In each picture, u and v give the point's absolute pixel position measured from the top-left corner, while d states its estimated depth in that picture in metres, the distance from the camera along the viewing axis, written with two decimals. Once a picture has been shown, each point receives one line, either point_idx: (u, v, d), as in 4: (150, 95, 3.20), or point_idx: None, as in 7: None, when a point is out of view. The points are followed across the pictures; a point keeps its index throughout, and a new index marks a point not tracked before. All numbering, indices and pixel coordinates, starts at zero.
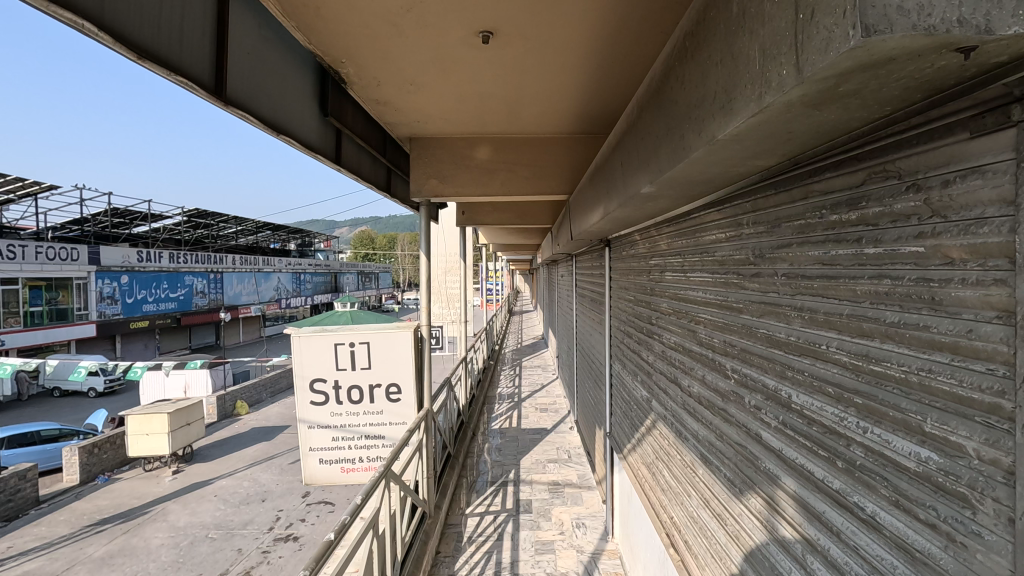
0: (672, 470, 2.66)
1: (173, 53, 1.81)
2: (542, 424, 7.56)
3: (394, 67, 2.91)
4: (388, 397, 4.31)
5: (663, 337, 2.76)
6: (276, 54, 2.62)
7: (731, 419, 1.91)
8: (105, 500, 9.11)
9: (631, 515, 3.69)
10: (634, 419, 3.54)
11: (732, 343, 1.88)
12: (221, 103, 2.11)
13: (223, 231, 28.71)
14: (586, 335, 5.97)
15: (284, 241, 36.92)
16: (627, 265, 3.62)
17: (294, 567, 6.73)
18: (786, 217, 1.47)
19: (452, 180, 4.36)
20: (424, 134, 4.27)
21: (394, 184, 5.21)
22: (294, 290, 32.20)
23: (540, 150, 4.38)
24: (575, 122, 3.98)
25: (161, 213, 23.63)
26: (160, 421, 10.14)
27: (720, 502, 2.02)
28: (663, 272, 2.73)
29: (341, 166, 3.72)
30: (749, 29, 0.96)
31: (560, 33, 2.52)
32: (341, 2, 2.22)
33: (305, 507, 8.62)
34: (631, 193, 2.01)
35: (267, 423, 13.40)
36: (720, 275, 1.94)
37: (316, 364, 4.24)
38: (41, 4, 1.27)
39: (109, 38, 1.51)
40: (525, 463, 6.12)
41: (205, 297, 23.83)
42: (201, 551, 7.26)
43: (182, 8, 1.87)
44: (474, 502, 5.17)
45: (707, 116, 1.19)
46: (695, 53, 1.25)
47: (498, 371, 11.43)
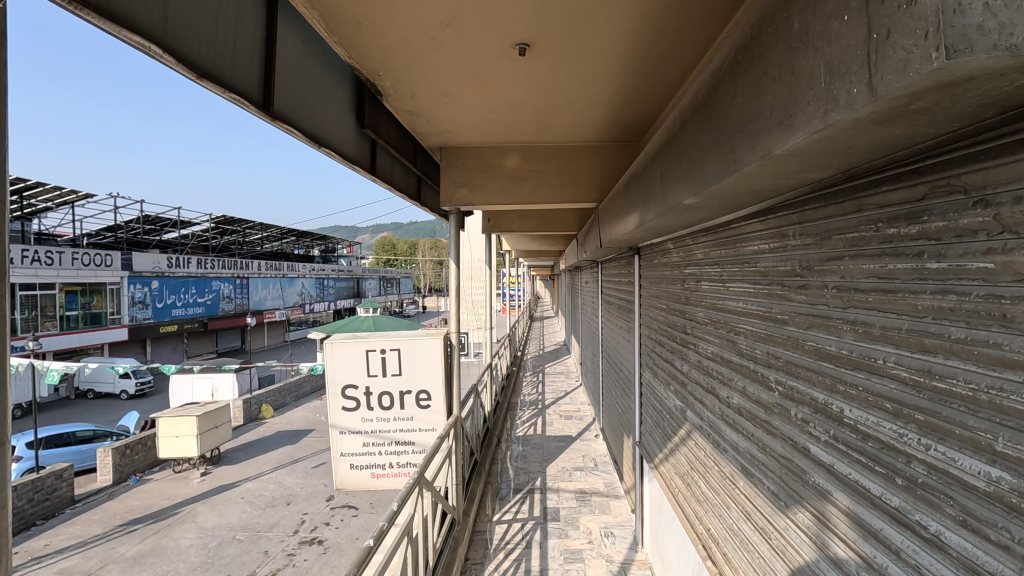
0: (709, 482, 2.63)
1: (226, 70, 1.88)
2: (567, 432, 7.55)
3: (430, 80, 2.97)
4: (418, 403, 4.37)
5: (699, 347, 2.74)
6: (318, 69, 2.69)
7: (775, 431, 1.89)
8: (137, 500, 9.34)
9: (663, 525, 3.66)
10: (666, 428, 3.52)
11: (776, 354, 1.86)
12: (268, 117, 2.18)
13: (249, 238, 29.34)
14: (612, 342, 5.97)
15: (308, 247, 37.53)
16: (659, 273, 3.61)
17: (319, 570, 6.81)
18: (838, 229, 1.45)
19: (482, 188, 4.41)
20: (454, 144, 4.34)
21: (424, 193, 5.27)
22: (317, 295, 32.65)
23: (568, 158, 4.39)
24: (606, 130, 3.97)
25: (190, 220, 24.20)
26: (190, 424, 10.33)
27: (764, 515, 1.99)
28: (698, 282, 2.72)
29: (375, 175, 3.78)
30: (812, 46, 0.97)
31: (594, 44, 2.53)
32: (382, 17, 2.26)
33: (329, 510, 8.71)
34: (672, 204, 2.02)
35: (292, 427, 13.60)
36: (763, 285, 1.93)
37: (348, 371, 4.29)
38: (113, 28, 1.36)
39: (172, 59, 1.60)
40: (551, 470, 6.11)
41: (232, 302, 24.20)
42: (229, 553, 7.40)
43: (235, 27, 1.94)
44: (502, 509, 5.17)
45: (763, 130, 1.19)
46: (748, 68, 1.25)
47: (521, 377, 11.43)
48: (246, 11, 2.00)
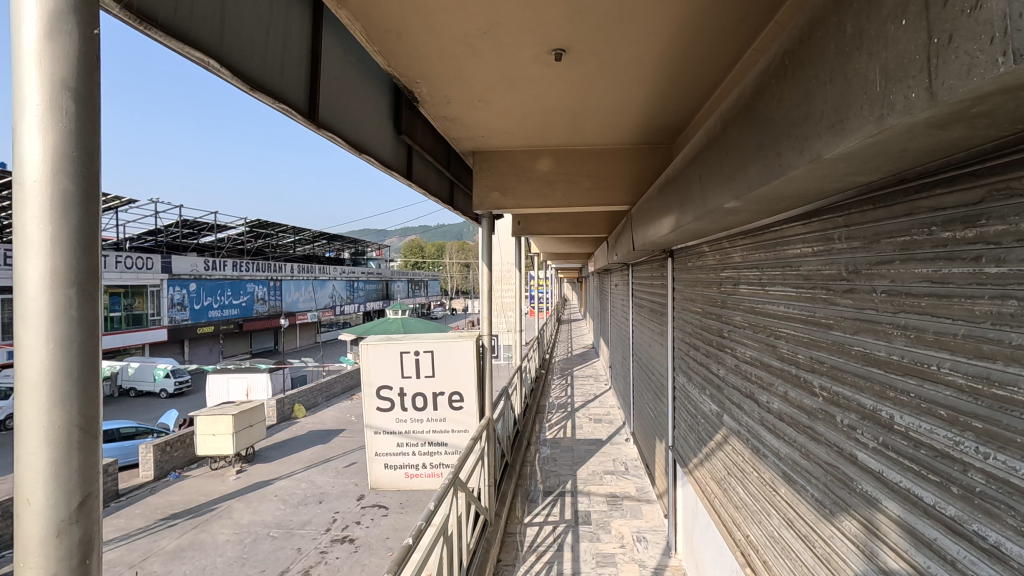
0: (748, 488, 2.59)
1: (276, 82, 1.96)
2: (597, 435, 7.53)
3: (466, 87, 3.02)
4: (451, 405, 4.40)
5: (737, 351, 2.71)
6: (358, 78, 2.76)
7: (819, 437, 1.86)
8: (177, 496, 9.65)
9: (698, 531, 3.62)
10: (701, 433, 3.48)
11: (819, 359, 1.83)
12: (314, 126, 2.26)
13: (282, 241, 30.05)
14: (643, 345, 5.93)
15: (338, 251, 38.21)
16: (693, 276, 3.58)
17: (350, 568, 6.93)
18: (888, 232, 1.43)
19: (514, 192, 4.44)
20: (487, 148, 4.39)
21: (457, 197, 5.34)
22: (348, 298, 33.19)
23: (600, 160, 4.39)
24: (639, 132, 3.96)
25: (226, 224, 24.88)
26: (225, 423, 10.60)
27: (807, 523, 1.96)
28: (735, 285, 2.69)
29: (410, 181, 3.85)
30: (867, 50, 0.96)
31: (629, 49, 2.53)
32: (421, 26, 2.32)
33: (359, 510, 8.85)
34: (711, 208, 2.01)
35: (324, 427, 13.87)
36: (806, 290, 1.90)
37: (383, 372, 4.37)
38: (177, 46, 1.45)
39: (228, 73, 1.67)
40: (581, 473, 6.09)
41: (266, 304, 24.79)
42: (263, 549, 7.59)
43: (284, 40, 2.02)
44: (533, 511, 5.18)
45: (813, 134, 1.18)
46: (795, 73, 1.25)
47: (550, 380, 11.43)
48: (294, 25, 2.08)
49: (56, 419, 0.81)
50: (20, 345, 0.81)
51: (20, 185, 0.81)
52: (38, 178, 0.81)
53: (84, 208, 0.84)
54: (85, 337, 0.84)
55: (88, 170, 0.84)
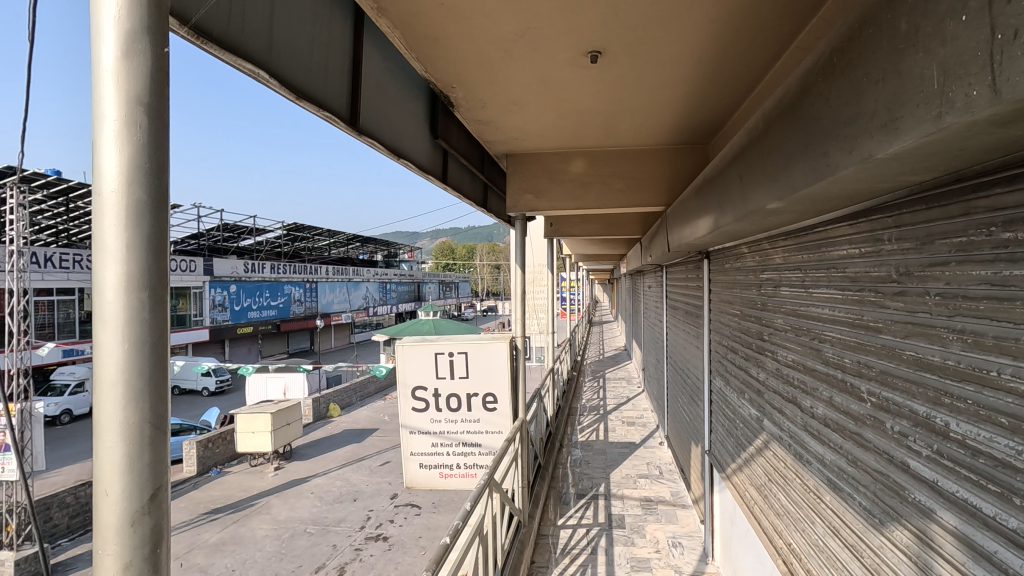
0: (791, 494, 2.52)
1: (320, 91, 2.03)
2: (630, 438, 7.46)
3: (501, 90, 3.04)
4: (485, 406, 4.43)
5: (778, 355, 2.65)
6: (397, 85, 2.82)
7: (867, 444, 1.80)
8: (218, 491, 9.98)
9: (736, 538, 3.55)
10: (739, 438, 3.42)
11: (868, 364, 1.78)
12: (355, 132, 2.32)
13: (317, 244, 30.74)
14: (678, 348, 5.84)
15: (372, 253, 38.89)
16: (731, 278, 3.51)
17: (384, 566, 7.04)
18: (942, 233, 1.38)
19: (548, 194, 4.45)
20: (521, 151, 4.40)
21: (490, 200, 5.37)
22: (381, 299, 33.72)
23: (634, 161, 4.35)
24: (675, 132, 3.91)
25: (265, 227, 25.60)
26: (264, 421, 10.91)
27: (854, 532, 1.90)
28: (777, 287, 2.63)
29: (445, 184, 3.90)
30: (923, 48, 0.94)
31: (666, 49, 2.51)
32: (458, 32, 2.35)
33: (393, 508, 8.99)
34: (752, 209, 1.98)
35: (358, 426, 14.12)
36: (853, 292, 1.85)
37: (418, 373, 4.44)
38: (231, 58, 1.51)
39: (276, 83, 1.73)
40: (614, 477, 6.04)
41: (302, 305, 25.39)
42: (301, 545, 7.78)
43: (327, 50, 2.08)
44: (566, 513, 5.17)
45: (863, 133, 1.16)
46: (844, 71, 1.23)
47: (582, 382, 11.36)
48: (336, 35, 2.15)
49: (131, 416, 0.86)
50: (99, 344, 0.86)
51: (99, 195, 0.86)
52: (115, 188, 0.86)
53: (156, 214, 0.89)
54: (156, 339, 0.88)
55: (160, 182, 0.89)
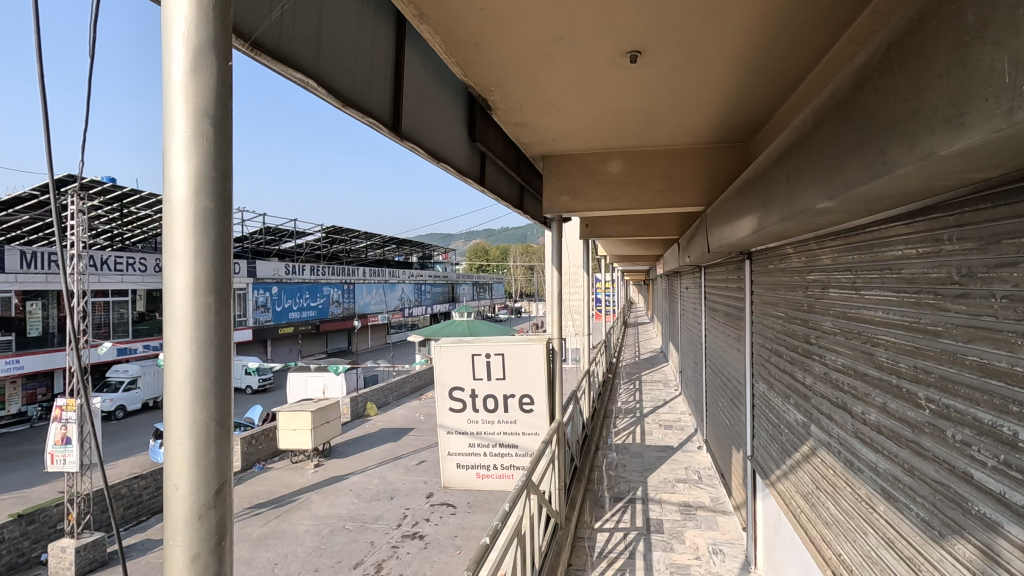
0: (840, 504, 2.44)
1: (365, 98, 2.08)
2: (667, 442, 7.33)
3: (538, 92, 3.05)
4: (521, 408, 4.43)
5: (826, 358, 2.57)
6: (436, 89, 2.85)
7: (925, 453, 1.73)
8: (261, 486, 10.30)
9: (781, 546, 3.45)
10: (783, 444, 3.32)
11: (925, 369, 1.71)
12: (398, 137, 2.37)
13: (355, 246, 31.36)
14: (718, 350, 5.72)
15: (407, 255, 39.43)
16: (775, 279, 3.42)
17: (420, 564, 7.12)
18: (1010, 232, 1.31)
19: (584, 195, 4.44)
20: (557, 152, 4.40)
21: (526, 202, 5.38)
22: (416, 300, 34.16)
23: (673, 161, 4.29)
24: (716, 131, 3.83)
25: (304, 230, 26.27)
26: (305, 419, 11.19)
27: (912, 544, 1.83)
28: (824, 289, 2.55)
29: (483, 186, 3.93)
30: (992, 40, 0.90)
31: (708, 47, 2.47)
32: (499, 37, 2.37)
33: (428, 507, 9.09)
34: (800, 209, 1.92)
35: (394, 425, 14.34)
36: (909, 294, 1.78)
37: (455, 374, 4.49)
38: (282, 69, 1.56)
39: (324, 90, 1.78)
40: (652, 481, 5.95)
41: (340, 306, 25.94)
42: (340, 541, 7.95)
43: (371, 59, 2.13)
44: (603, 516, 5.12)
45: (924, 129, 1.12)
46: (902, 66, 1.18)
47: (617, 384, 11.24)
48: (379, 43, 2.20)
49: (197, 413, 0.90)
50: (168, 345, 0.90)
51: (169, 203, 0.90)
52: (183, 196, 0.90)
53: (221, 220, 0.93)
54: (221, 340, 0.92)
55: (223, 191, 0.93)
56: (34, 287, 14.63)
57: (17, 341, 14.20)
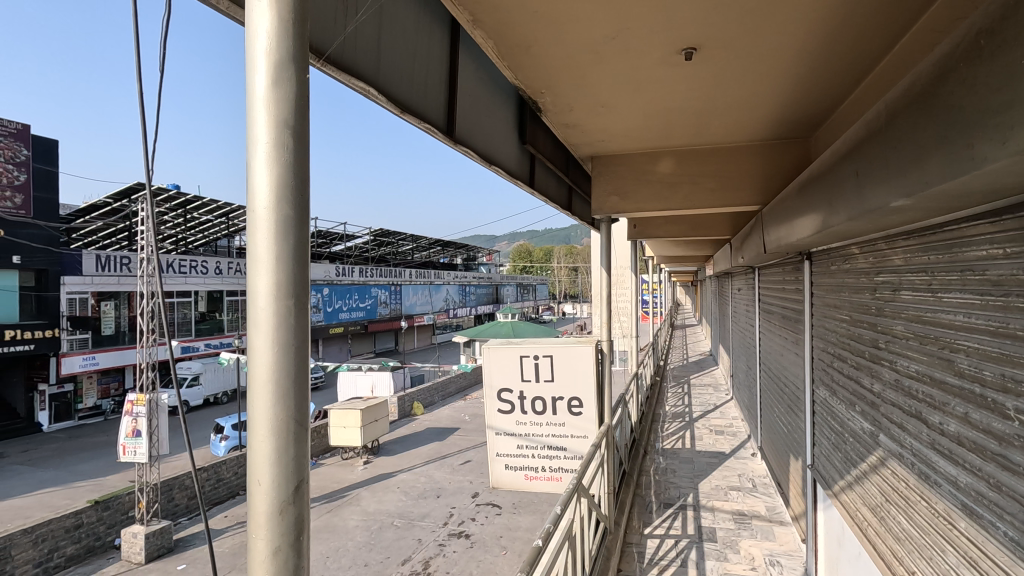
0: (914, 518, 2.30)
1: (422, 103, 2.12)
2: (719, 448, 7.13)
3: (589, 93, 3.02)
4: (570, 410, 4.40)
5: (897, 364, 2.44)
6: (488, 93, 2.88)
7: (1013, 467, 1.62)
8: (313, 482, 10.64)
9: (845, 561, 3.28)
10: (848, 454, 3.17)
11: (1013, 378, 1.60)
12: (452, 142, 2.40)
13: (401, 249, 31.98)
14: (773, 354, 5.52)
15: (452, 257, 39.92)
16: (838, 280, 3.26)
17: (466, 563, 7.18)
18: None
19: (634, 196, 4.38)
20: (606, 153, 4.36)
21: (574, 203, 5.35)
22: (460, 301, 34.51)
23: (726, 160, 4.17)
24: (772, 128, 3.70)
25: (353, 234, 26.99)
26: (355, 417, 11.50)
27: (998, 565, 1.71)
28: (896, 291, 2.41)
29: (532, 188, 3.94)
30: None
31: (768, 41, 2.39)
32: (552, 39, 2.37)
33: (474, 506, 9.16)
34: (871, 207, 1.83)
35: (439, 425, 14.52)
36: (995, 297, 1.67)
37: (504, 375, 4.51)
38: (346, 78, 1.62)
39: (383, 98, 1.83)
40: (703, 487, 5.80)
41: (387, 307, 26.35)
42: (388, 537, 8.12)
43: (427, 65, 2.18)
44: (653, 522, 5.02)
45: (1020, 121, 1.05)
46: (990, 57, 1.12)
47: (665, 387, 11.00)
48: (435, 51, 2.24)
49: (278, 411, 0.94)
50: (252, 346, 0.94)
51: (252, 211, 0.95)
52: (265, 205, 0.94)
53: (300, 224, 0.96)
54: (300, 343, 0.96)
55: (301, 201, 0.97)
56: (107, 288, 15.46)
57: (93, 340, 15.05)
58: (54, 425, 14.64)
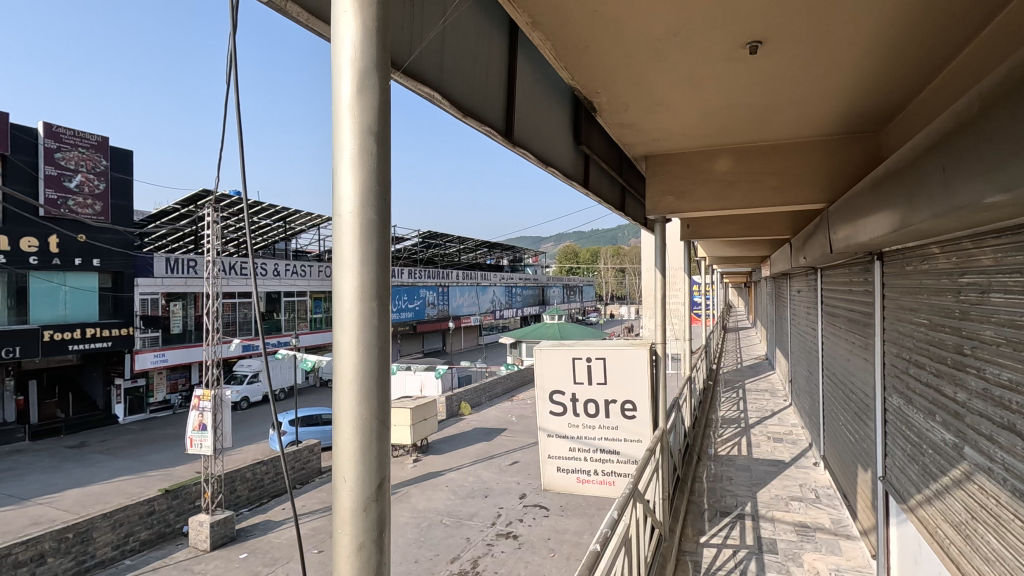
0: (1005, 538, 2.15)
1: (482, 107, 2.13)
2: (778, 456, 6.86)
3: (647, 91, 2.97)
4: (623, 413, 4.34)
5: (985, 372, 2.28)
6: (544, 95, 2.87)
7: None
8: None
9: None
10: (926, 466, 2.98)
11: None
12: (511, 144, 2.41)
13: (448, 251, 32.42)
14: (838, 360, 5.26)
15: (498, 258, 40.14)
16: (915, 282, 3.07)
17: (514, 564, 7.20)
18: None
19: (691, 195, 4.27)
20: (660, 151, 4.27)
21: (627, 204, 5.27)
22: (506, 302, 34.65)
23: (790, 156, 4.01)
24: (840, 122, 3.53)
25: (402, 236, 27.57)
26: (405, 415, 11.73)
27: None
28: (983, 295, 2.26)
29: (586, 189, 3.90)
30: None
31: (841, 32, 2.28)
32: (612, 38, 2.34)
33: (521, 508, 9.16)
34: (960, 204, 1.72)
35: (487, 425, 14.62)
36: None
37: (555, 377, 4.49)
38: (413, 84, 1.65)
39: (446, 103, 1.86)
40: (762, 497, 5.59)
41: (435, 308, 26.70)
42: (437, 534, 8.24)
43: (487, 69, 2.19)
44: (709, 531, 4.88)
45: None
46: None
47: (718, 392, 10.68)
48: (494, 53, 2.26)
49: (362, 412, 0.96)
50: (338, 349, 0.98)
51: (338, 218, 0.98)
52: (351, 211, 0.97)
53: (382, 228, 0.99)
54: (381, 344, 0.99)
55: (382, 207, 0.99)
56: (176, 288, 16.59)
57: (163, 337, 16.04)
58: (129, 417, 15.65)
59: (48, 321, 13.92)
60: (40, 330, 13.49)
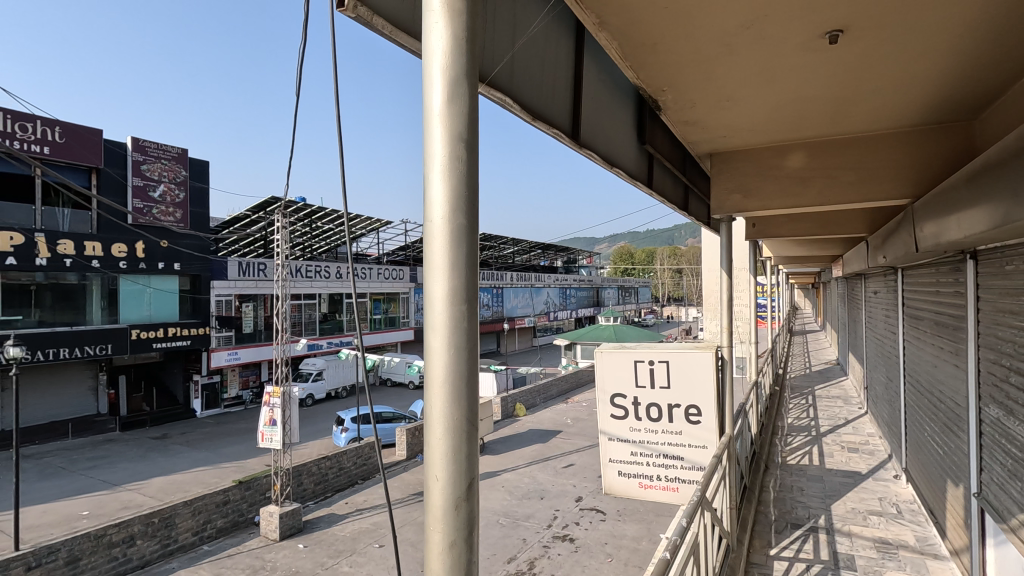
0: None
1: (550, 110, 2.14)
2: (853, 467, 6.48)
3: (714, 88, 2.89)
4: (687, 418, 4.23)
5: None
6: (609, 95, 2.85)
7: None
8: None
9: None
10: None
11: None
12: (577, 145, 2.41)
13: (503, 252, 32.62)
14: (923, 366, 4.93)
15: (552, 260, 40.03)
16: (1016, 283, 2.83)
17: (571, 567, 7.16)
18: None
19: (760, 193, 4.11)
20: (725, 149, 4.13)
21: (691, 203, 5.14)
22: (560, 303, 34.51)
23: (868, 150, 3.79)
24: (926, 112, 3.31)
25: None
26: None
27: None
28: None
29: (650, 188, 3.84)
30: None
31: (930, 17, 2.15)
32: (681, 34, 2.29)
33: (578, 511, 9.09)
34: None
35: (542, 427, 14.58)
36: None
37: (616, 381, 4.42)
38: (487, 90, 1.69)
39: (517, 107, 1.89)
40: (837, 510, 5.29)
41: (490, 309, 27.00)
42: (494, 534, 8.31)
43: (554, 72, 2.20)
44: (780, 543, 4.68)
45: None
46: None
47: (786, 398, 10.21)
48: (560, 55, 2.25)
49: (453, 411, 0.99)
50: (431, 350, 1.02)
51: (430, 224, 1.02)
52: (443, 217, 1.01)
53: (471, 232, 1.02)
54: (470, 345, 1.02)
55: (469, 212, 1.02)
56: (247, 291, 17.51)
57: (236, 336, 16.98)
58: (206, 411, 16.65)
59: (135, 321, 15.02)
60: (128, 329, 14.62)
